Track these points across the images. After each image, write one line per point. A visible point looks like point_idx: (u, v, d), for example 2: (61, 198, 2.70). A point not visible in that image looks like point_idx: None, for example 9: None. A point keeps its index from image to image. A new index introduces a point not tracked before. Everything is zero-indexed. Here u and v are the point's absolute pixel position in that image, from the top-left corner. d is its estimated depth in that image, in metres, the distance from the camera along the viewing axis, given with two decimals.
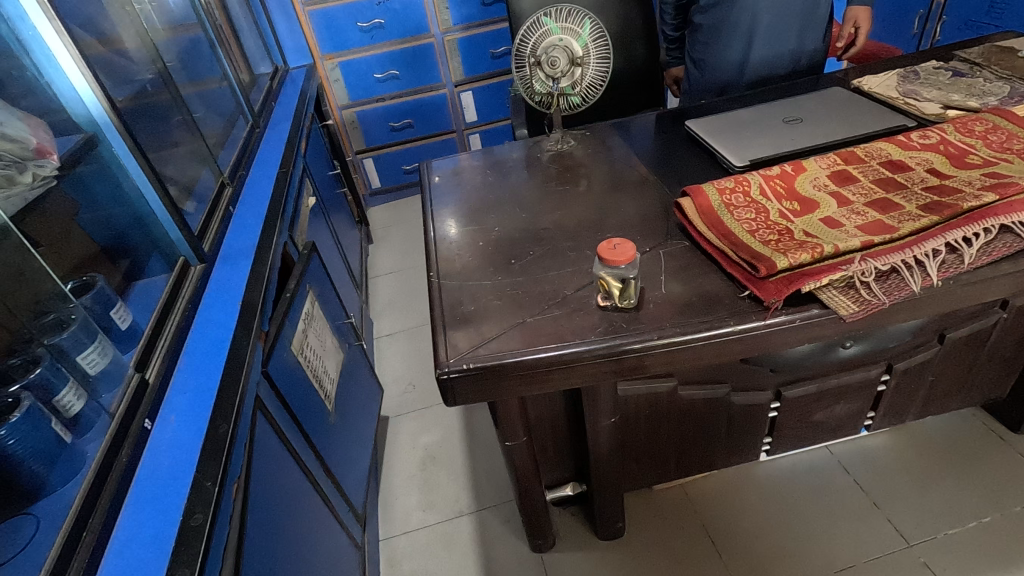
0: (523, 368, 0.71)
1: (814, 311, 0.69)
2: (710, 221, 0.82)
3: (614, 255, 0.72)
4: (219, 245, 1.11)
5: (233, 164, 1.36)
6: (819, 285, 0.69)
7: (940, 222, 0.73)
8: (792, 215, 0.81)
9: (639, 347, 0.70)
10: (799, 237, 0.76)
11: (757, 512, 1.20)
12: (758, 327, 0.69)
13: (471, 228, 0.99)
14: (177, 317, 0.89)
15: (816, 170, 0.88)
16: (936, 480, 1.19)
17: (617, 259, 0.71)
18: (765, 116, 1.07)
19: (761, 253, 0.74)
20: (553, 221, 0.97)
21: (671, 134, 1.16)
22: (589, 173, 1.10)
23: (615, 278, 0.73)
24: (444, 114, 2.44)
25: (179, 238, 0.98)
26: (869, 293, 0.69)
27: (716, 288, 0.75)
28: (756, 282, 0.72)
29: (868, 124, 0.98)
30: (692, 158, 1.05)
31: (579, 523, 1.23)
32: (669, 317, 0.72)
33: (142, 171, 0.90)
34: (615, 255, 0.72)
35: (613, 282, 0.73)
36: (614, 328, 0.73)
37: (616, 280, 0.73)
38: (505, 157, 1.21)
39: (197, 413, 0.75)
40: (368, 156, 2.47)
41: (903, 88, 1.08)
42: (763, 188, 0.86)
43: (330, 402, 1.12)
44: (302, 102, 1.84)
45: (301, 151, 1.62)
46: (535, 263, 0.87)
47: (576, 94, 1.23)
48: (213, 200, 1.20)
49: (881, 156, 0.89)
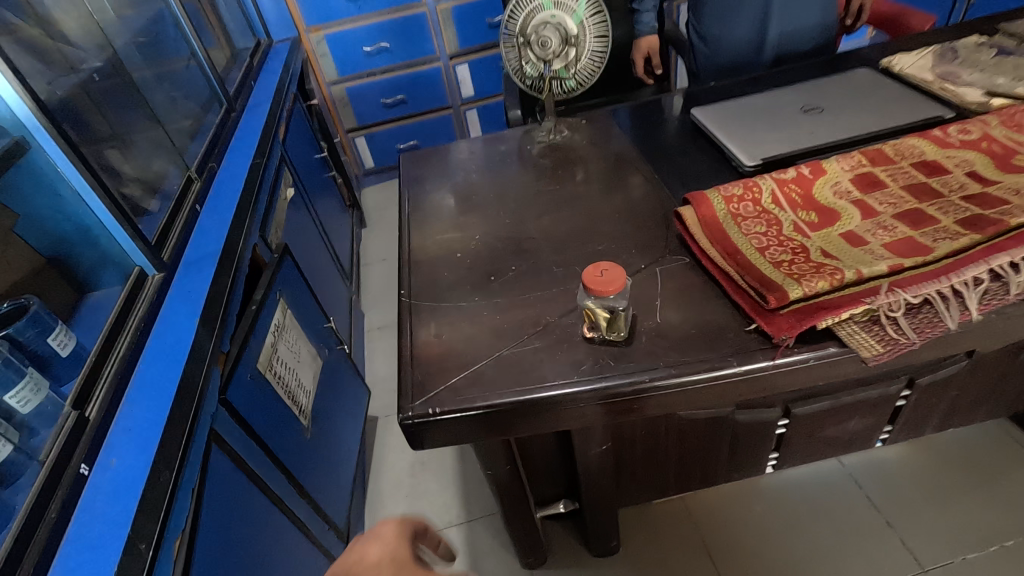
0: (496, 411, 0.63)
1: (832, 349, 0.60)
2: (714, 236, 0.72)
3: (603, 283, 0.62)
4: (182, 249, 1.02)
5: (203, 154, 1.26)
6: (837, 321, 0.60)
7: (982, 242, 0.63)
8: (809, 229, 0.71)
9: (628, 389, 0.61)
10: (816, 258, 0.66)
11: (761, 529, 1.13)
12: (766, 369, 0.60)
13: (449, 235, 0.89)
14: (128, 337, 0.82)
15: (837, 173, 0.77)
16: (954, 498, 1.11)
17: (605, 288, 0.62)
18: (781, 104, 0.95)
19: (771, 279, 0.64)
20: (539, 228, 0.87)
21: (675, 122, 1.04)
22: (582, 170, 0.99)
23: (602, 308, 0.65)
24: (439, 89, 2.30)
25: (132, 247, 0.90)
26: (896, 330, 0.59)
27: (718, 319, 0.65)
28: (765, 314, 0.62)
29: (899, 115, 0.86)
30: (697, 153, 0.94)
31: (572, 537, 1.18)
32: (663, 354, 0.63)
33: (81, 177, 0.82)
34: (605, 283, 0.62)
35: (600, 312, 0.65)
36: (601, 365, 0.64)
37: (603, 310, 0.65)
38: (492, 149, 1.10)
39: (140, 451, 0.68)
40: (360, 134, 2.35)
41: (940, 70, 0.96)
42: (777, 195, 0.75)
43: (305, 417, 1.05)
44: (283, 80, 1.72)
45: (280, 136, 1.52)
46: (516, 280, 0.77)
47: (572, 78, 1.10)
48: (179, 198, 1.11)
49: (914, 156, 0.78)
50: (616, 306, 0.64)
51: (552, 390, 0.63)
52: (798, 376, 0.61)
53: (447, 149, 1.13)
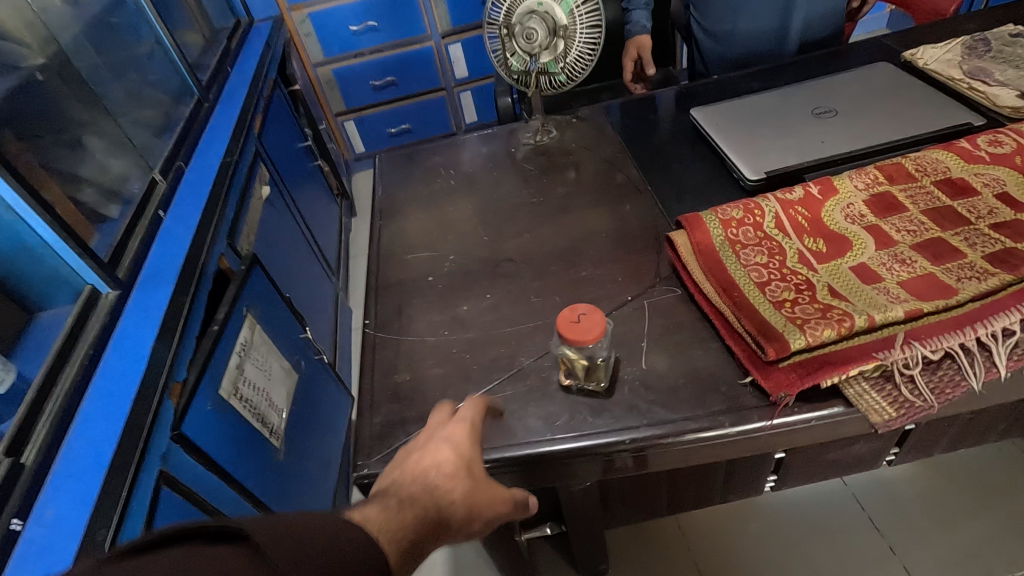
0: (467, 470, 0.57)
1: (837, 409, 0.53)
2: (708, 267, 0.64)
3: (583, 331, 0.55)
4: (141, 262, 0.95)
5: (170, 153, 1.18)
6: (844, 378, 0.53)
7: (1014, 284, 0.55)
8: (815, 260, 0.63)
9: (607, 448, 0.55)
10: (823, 298, 0.59)
11: (758, 552, 1.07)
12: (761, 429, 0.53)
13: (422, 254, 0.82)
14: (75, 365, 0.74)
15: (851, 192, 0.69)
16: (963, 523, 1.05)
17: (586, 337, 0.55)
18: (790, 105, 0.85)
19: (771, 324, 0.56)
20: (519, 248, 0.79)
21: (673, 123, 0.95)
22: (570, 177, 0.91)
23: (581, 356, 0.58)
24: (431, 70, 2.19)
25: (82, 267, 0.83)
26: (911, 389, 0.52)
27: (710, 367, 0.58)
28: (762, 366, 0.55)
29: (922, 122, 0.77)
30: (696, 161, 0.86)
31: (560, 557, 1.13)
32: (647, 409, 0.57)
33: (18, 197, 0.75)
34: (587, 332, 0.55)
35: (578, 361, 0.58)
36: (578, 419, 0.57)
37: (582, 358, 0.58)
38: (475, 151, 1.02)
39: (82, 501, 0.61)
40: (349, 118, 2.25)
41: (969, 66, 0.86)
42: (781, 218, 0.67)
43: (278, 438, 1.00)
44: (262, 65, 1.63)
45: (257, 128, 1.43)
46: (490, 312, 0.70)
47: (562, 72, 1.00)
48: (141, 203, 1.04)
49: (937, 172, 0.69)
50: (596, 354, 0.58)
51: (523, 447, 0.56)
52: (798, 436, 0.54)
53: (426, 149, 1.05)
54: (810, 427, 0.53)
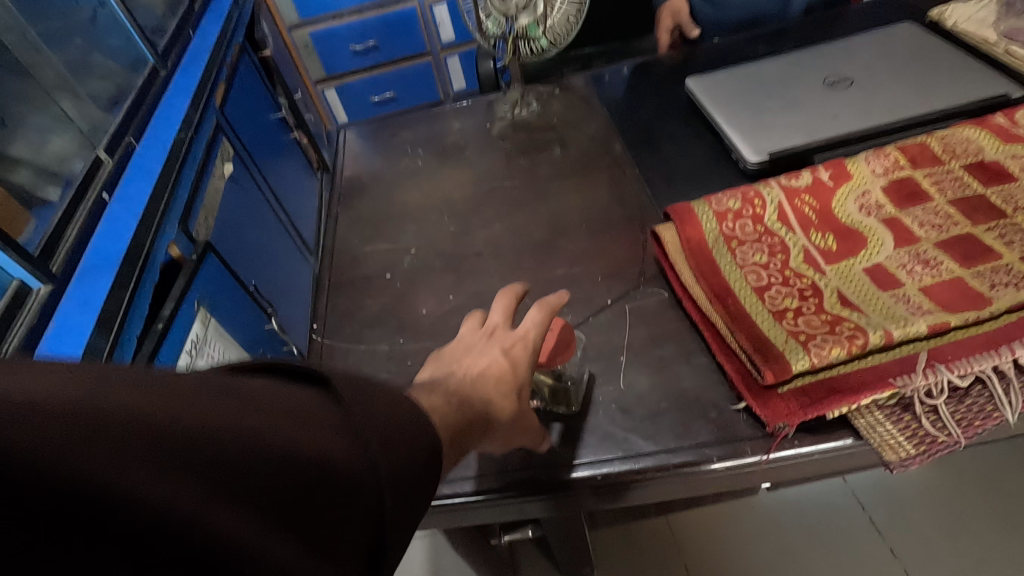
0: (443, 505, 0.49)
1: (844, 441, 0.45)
2: (699, 268, 0.55)
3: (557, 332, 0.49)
4: (80, 252, 0.85)
5: (118, 126, 1.06)
6: (854, 408, 0.44)
7: None
8: (823, 260, 0.54)
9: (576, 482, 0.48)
10: (831, 307, 0.50)
11: (752, 553, 1.02)
12: (754, 462, 0.46)
13: (381, 246, 0.73)
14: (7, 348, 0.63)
15: (866, 178, 0.60)
16: (969, 525, 0.99)
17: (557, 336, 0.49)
18: (799, 73, 0.75)
19: (771, 340, 0.48)
20: (489, 240, 0.71)
21: (667, 94, 0.85)
22: (550, 156, 0.81)
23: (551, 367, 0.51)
24: (415, 33, 2.04)
25: (7, 260, 0.70)
26: (934, 421, 0.44)
27: (697, 387, 0.50)
28: (759, 391, 0.47)
29: (950, 94, 0.67)
30: (690, 140, 0.76)
31: (543, 557, 1.08)
32: (623, 436, 0.49)
33: None
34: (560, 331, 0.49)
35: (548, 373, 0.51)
36: (544, 448, 0.49)
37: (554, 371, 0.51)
38: (447, 126, 0.91)
39: None
40: (330, 85, 2.13)
41: (1006, 26, 0.75)
42: (785, 210, 0.58)
43: None
44: (227, 27, 1.49)
45: (219, 98, 1.32)
46: (451, 316, 0.62)
47: (543, 37, 0.89)
48: (81, 183, 0.93)
49: (967, 154, 0.60)
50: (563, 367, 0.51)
51: (478, 483, 0.49)
52: (797, 469, 0.47)
53: (394, 123, 0.94)
54: (811, 460, 0.46)
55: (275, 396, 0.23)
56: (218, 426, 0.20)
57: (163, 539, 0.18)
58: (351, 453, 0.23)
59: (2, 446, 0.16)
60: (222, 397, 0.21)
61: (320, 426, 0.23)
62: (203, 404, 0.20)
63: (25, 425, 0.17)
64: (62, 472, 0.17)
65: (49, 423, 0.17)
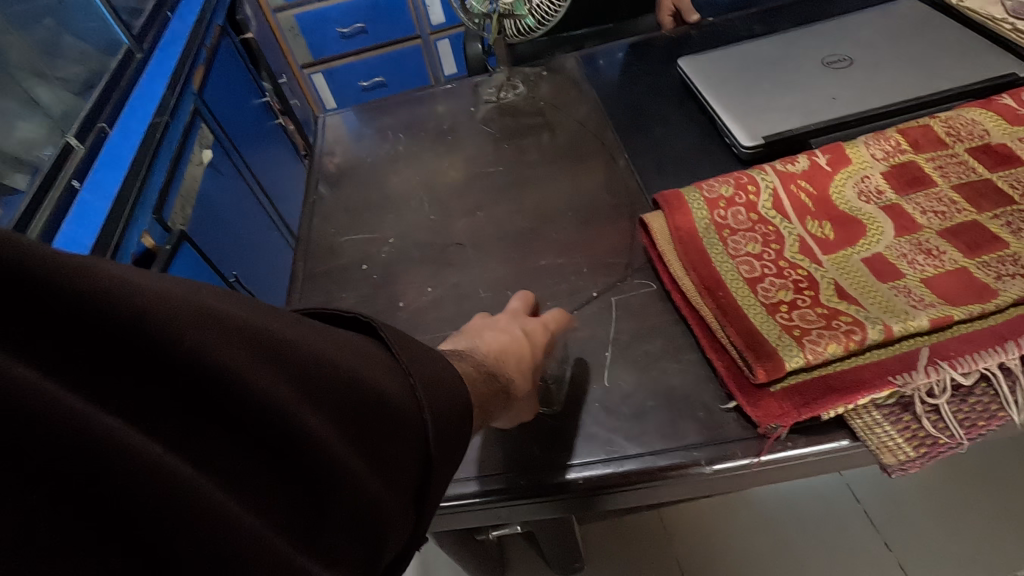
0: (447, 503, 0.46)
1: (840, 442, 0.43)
2: (689, 259, 0.52)
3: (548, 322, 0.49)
4: (48, 242, 0.81)
5: (90, 111, 1.01)
6: (851, 408, 0.42)
7: None
8: (819, 251, 0.51)
9: (558, 484, 0.45)
10: (827, 300, 0.47)
11: (746, 549, 1.00)
12: (745, 464, 0.43)
13: (359, 236, 0.70)
14: None
15: (866, 163, 0.56)
16: (966, 519, 0.97)
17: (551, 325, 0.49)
18: (795, 53, 0.71)
19: (763, 335, 0.45)
20: (470, 229, 0.67)
21: (658, 75, 0.81)
22: (538, 141, 0.78)
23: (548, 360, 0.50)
24: (403, 16, 1.99)
25: None
26: (935, 422, 0.41)
27: (686, 385, 0.48)
28: (750, 389, 0.44)
29: (954, 74, 0.64)
30: (682, 124, 0.72)
31: (534, 553, 1.06)
32: (607, 437, 0.46)
33: None
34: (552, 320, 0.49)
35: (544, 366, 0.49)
36: (527, 451, 0.47)
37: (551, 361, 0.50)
38: (430, 110, 0.88)
39: None
40: (317, 70, 2.07)
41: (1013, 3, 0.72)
42: (780, 196, 0.55)
43: None
44: (207, 8, 1.44)
45: (197, 82, 1.27)
46: (430, 310, 0.59)
47: (530, 15, 0.85)
48: (50, 170, 0.89)
49: (973, 137, 0.57)
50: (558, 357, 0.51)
51: (454, 489, 0.46)
52: (790, 471, 0.44)
53: (376, 107, 0.91)
54: (805, 462, 0.43)
55: (347, 341, 0.29)
56: (324, 360, 0.26)
57: (277, 417, 0.23)
58: (399, 394, 0.29)
59: (210, 350, 0.22)
60: (318, 340, 0.27)
61: (379, 368, 0.29)
62: (307, 335, 0.27)
63: (218, 336, 0.22)
64: (214, 353, 0.22)
65: (196, 313, 0.22)
